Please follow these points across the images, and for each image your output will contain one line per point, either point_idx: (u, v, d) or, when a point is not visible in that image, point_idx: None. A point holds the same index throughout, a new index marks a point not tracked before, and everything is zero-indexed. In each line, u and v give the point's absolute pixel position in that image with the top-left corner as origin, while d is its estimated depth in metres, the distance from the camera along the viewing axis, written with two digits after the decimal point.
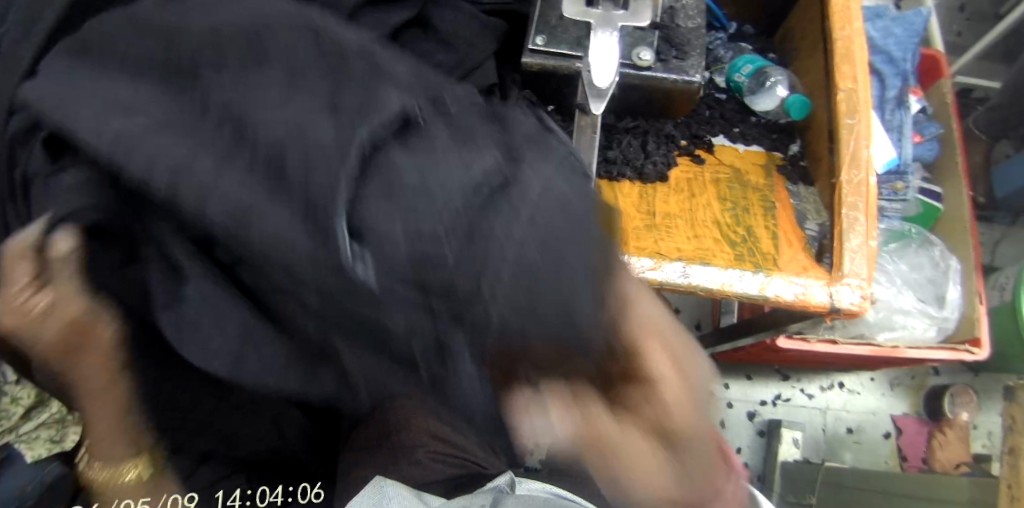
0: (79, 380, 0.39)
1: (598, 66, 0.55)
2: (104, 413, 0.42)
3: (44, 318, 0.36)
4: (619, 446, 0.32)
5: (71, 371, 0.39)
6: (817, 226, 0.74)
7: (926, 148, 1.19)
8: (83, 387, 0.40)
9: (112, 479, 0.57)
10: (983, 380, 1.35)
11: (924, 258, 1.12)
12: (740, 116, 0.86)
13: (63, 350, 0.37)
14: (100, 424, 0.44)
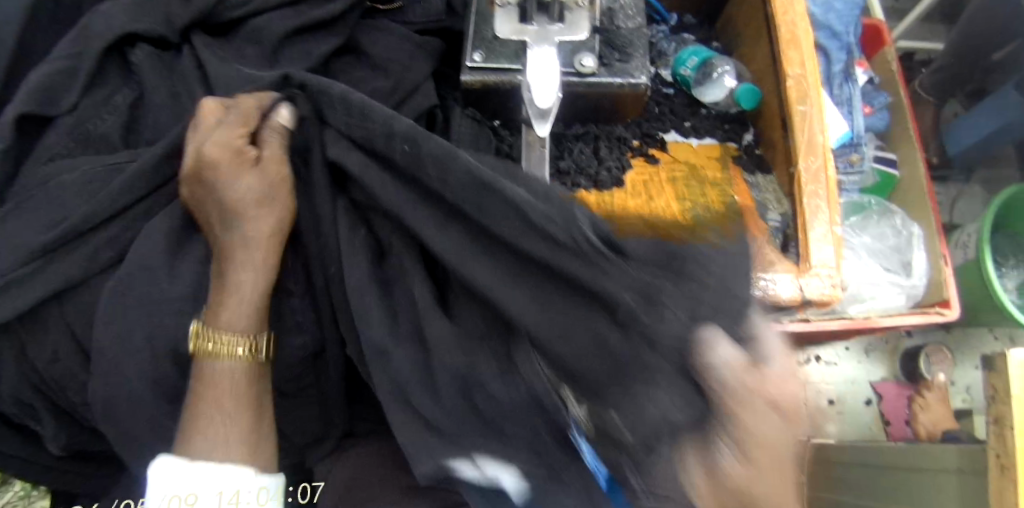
0: (263, 229, 0.57)
1: (538, 84, 0.52)
2: (263, 208, 0.58)
3: (243, 146, 0.58)
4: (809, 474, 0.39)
5: (246, 225, 0.57)
6: (779, 216, 0.73)
7: (877, 119, 1.21)
8: (269, 224, 0.58)
9: (223, 349, 0.58)
10: (956, 337, 1.37)
11: (886, 227, 1.13)
12: (690, 110, 0.85)
13: (265, 192, 0.58)
14: (263, 220, 0.58)
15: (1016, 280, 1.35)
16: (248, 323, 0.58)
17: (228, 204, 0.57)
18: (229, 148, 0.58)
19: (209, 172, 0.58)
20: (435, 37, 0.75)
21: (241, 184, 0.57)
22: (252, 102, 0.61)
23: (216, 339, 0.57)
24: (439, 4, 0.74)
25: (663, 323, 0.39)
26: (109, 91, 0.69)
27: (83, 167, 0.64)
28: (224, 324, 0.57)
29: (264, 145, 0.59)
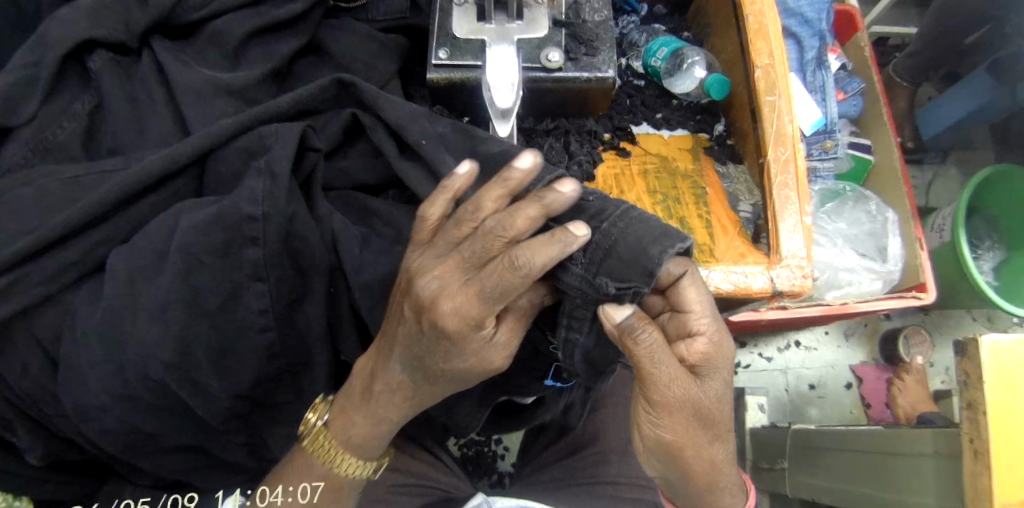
0: (439, 392, 0.57)
1: (497, 89, 0.57)
2: (451, 384, 0.56)
3: (518, 302, 0.53)
4: (666, 384, 0.51)
5: (436, 379, 0.54)
6: (750, 207, 0.75)
7: (851, 105, 1.21)
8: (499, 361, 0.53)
9: (330, 459, 0.62)
10: (934, 319, 1.38)
11: (861, 213, 1.14)
12: (662, 101, 0.85)
13: (472, 370, 0.53)
14: (450, 389, 0.57)
15: (992, 261, 1.36)
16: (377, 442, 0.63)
17: (448, 354, 0.51)
18: (473, 317, 0.48)
19: (450, 337, 0.49)
20: (398, 34, 0.75)
21: (497, 342, 0.52)
22: (534, 203, 0.49)
23: (324, 442, 0.62)
24: (404, 0, 0.74)
25: (566, 270, 0.54)
26: (68, 98, 0.68)
27: (43, 177, 0.63)
28: (341, 438, 0.61)
29: (483, 327, 0.49)
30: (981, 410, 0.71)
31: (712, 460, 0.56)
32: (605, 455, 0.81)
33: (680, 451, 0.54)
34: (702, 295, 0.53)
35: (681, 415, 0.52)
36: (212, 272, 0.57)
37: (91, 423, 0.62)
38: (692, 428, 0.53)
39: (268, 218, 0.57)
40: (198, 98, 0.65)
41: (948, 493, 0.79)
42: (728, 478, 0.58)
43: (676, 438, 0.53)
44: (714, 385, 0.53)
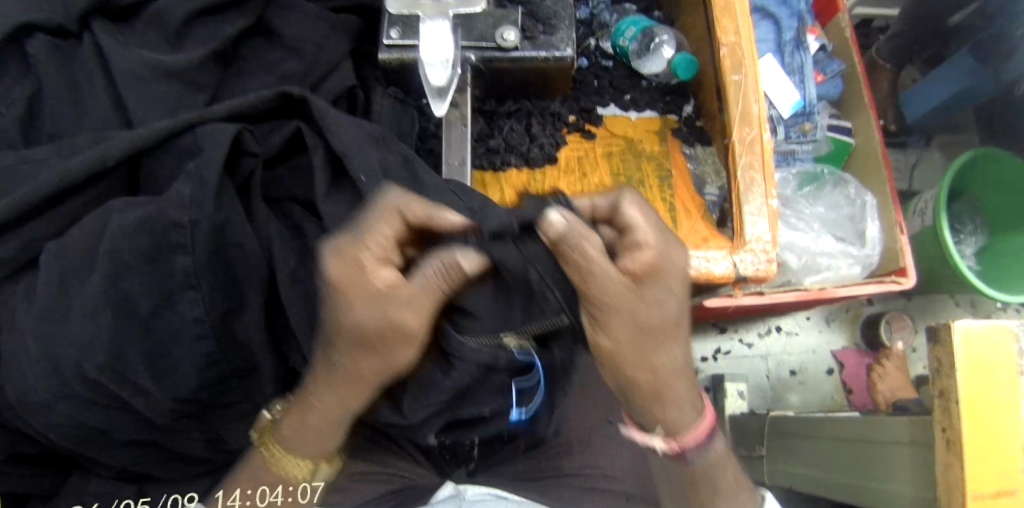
0: (356, 371, 0.53)
1: (431, 60, 0.54)
2: (361, 353, 0.51)
3: (421, 265, 0.49)
4: (603, 297, 0.49)
5: (347, 354, 0.52)
6: (716, 191, 0.76)
7: (830, 86, 1.19)
8: (408, 325, 0.49)
9: (278, 464, 0.64)
10: (917, 304, 1.37)
11: (840, 197, 1.12)
12: (631, 82, 0.83)
13: (377, 336, 0.49)
14: (367, 363, 0.52)
15: (974, 246, 1.35)
16: (312, 440, 0.62)
17: (341, 313, 0.49)
18: (354, 266, 0.48)
19: (334, 290, 0.48)
20: (351, 14, 0.72)
21: (399, 301, 0.48)
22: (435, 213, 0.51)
23: (271, 445, 0.64)
24: None
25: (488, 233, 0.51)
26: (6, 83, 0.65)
27: None
28: (281, 440, 0.63)
29: (375, 278, 0.48)
30: (954, 400, 0.69)
31: (657, 370, 0.53)
32: (567, 447, 0.82)
33: (619, 361, 0.52)
34: (646, 216, 0.50)
35: (620, 324, 0.50)
36: (140, 278, 0.55)
37: (34, 419, 0.60)
38: (634, 338, 0.51)
39: (197, 226, 0.55)
40: (138, 83, 0.63)
41: (921, 482, 0.78)
42: (678, 394, 0.55)
43: (614, 345, 0.51)
44: (657, 299, 0.50)
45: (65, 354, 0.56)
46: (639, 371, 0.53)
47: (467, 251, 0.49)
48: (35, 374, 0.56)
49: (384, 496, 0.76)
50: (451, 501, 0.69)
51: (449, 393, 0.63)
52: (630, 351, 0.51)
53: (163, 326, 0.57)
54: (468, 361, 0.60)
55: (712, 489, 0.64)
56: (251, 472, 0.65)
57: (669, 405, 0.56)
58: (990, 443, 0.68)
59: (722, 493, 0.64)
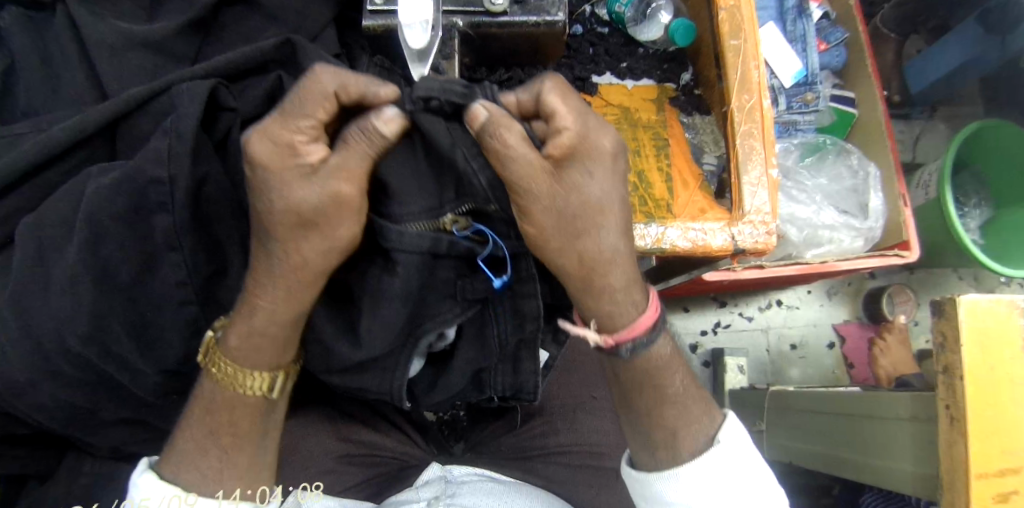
0: (298, 256, 0.49)
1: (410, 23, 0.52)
2: (302, 234, 0.48)
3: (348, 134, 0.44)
4: (526, 186, 0.46)
5: (286, 226, 0.48)
6: (715, 159, 0.75)
7: (833, 55, 1.15)
8: (344, 193, 0.45)
9: (234, 382, 0.56)
10: (919, 278, 1.35)
11: (842, 168, 1.09)
12: (627, 50, 0.80)
13: (318, 209, 0.46)
14: (309, 245, 0.48)
15: (978, 220, 1.32)
16: (262, 351, 0.55)
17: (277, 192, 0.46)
18: (281, 144, 0.45)
19: (261, 171, 0.46)
20: None
21: (333, 173, 0.45)
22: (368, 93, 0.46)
23: (221, 363, 0.56)
24: None
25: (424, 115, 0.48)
26: None
27: None
28: (230, 353, 0.55)
29: (306, 153, 0.45)
30: (958, 376, 0.67)
31: (584, 257, 0.50)
32: (550, 426, 0.80)
33: (546, 250, 0.50)
34: (565, 96, 0.47)
35: (542, 210, 0.48)
36: (119, 241, 0.53)
37: (17, 399, 0.58)
38: (558, 224, 0.49)
39: (176, 181, 0.52)
40: (113, 51, 0.60)
41: (923, 457, 0.77)
42: (612, 284, 0.52)
43: (540, 234, 0.49)
44: (579, 182, 0.48)
45: (43, 328, 0.54)
46: (567, 261, 0.51)
47: (387, 114, 0.44)
48: (14, 349, 0.55)
49: (371, 479, 0.76)
50: (435, 484, 0.68)
51: (403, 301, 0.55)
52: (557, 240, 0.49)
53: (146, 297, 0.55)
54: (410, 250, 0.53)
55: (656, 395, 0.59)
56: (200, 428, 0.58)
57: (604, 301, 0.53)
58: (995, 421, 0.67)
59: (669, 400, 0.59)
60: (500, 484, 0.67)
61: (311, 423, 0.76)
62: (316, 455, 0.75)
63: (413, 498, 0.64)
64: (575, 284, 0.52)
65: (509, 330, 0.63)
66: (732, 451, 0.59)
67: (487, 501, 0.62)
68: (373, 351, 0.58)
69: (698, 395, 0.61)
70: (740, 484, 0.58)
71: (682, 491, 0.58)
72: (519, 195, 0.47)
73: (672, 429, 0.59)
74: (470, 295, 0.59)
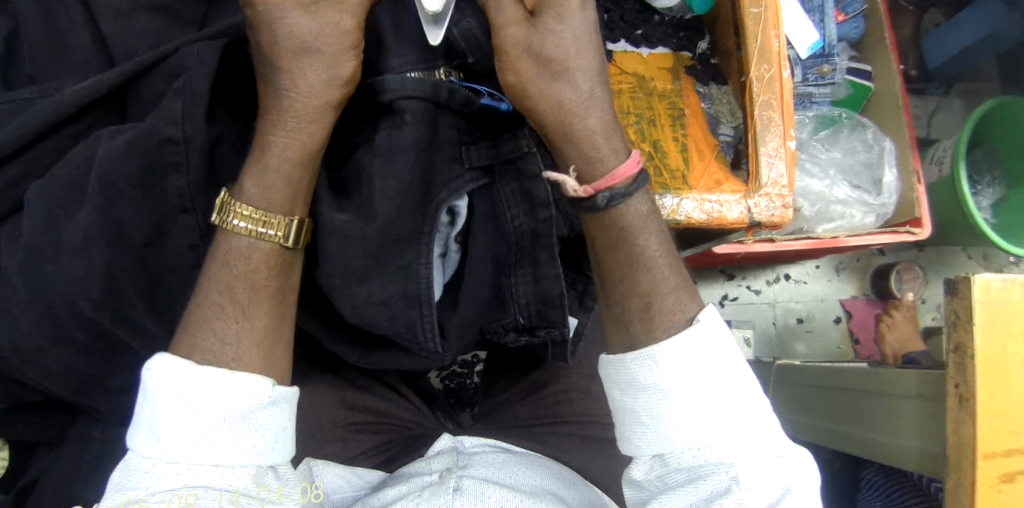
0: (299, 103, 0.50)
1: None
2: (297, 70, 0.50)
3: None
4: (504, 30, 0.50)
5: (289, 76, 0.50)
6: (731, 130, 0.75)
7: (851, 26, 1.12)
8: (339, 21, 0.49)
9: (255, 228, 0.51)
10: (929, 256, 1.34)
11: (856, 142, 1.07)
12: (642, 17, 0.78)
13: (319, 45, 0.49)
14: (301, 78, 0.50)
15: (991, 198, 1.31)
16: (281, 196, 0.51)
17: (283, 48, 0.49)
18: None
19: (260, 5, 0.49)
20: None
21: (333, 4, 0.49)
22: None
23: (242, 210, 0.51)
24: None
25: None
26: None
27: None
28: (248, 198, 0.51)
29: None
30: (969, 356, 0.67)
31: (561, 103, 0.53)
32: (567, 394, 0.80)
33: (527, 97, 0.53)
34: None
35: (520, 53, 0.51)
36: (130, 203, 0.52)
37: (28, 365, 0.58)
38: (536, 68, 0.52)
39: (190, 141, 0.52)
40: (119, 14, 0.59)
41: (929, 434, 0.77)
42: (591, 127, 0.53)
43: (520, 83, 0.52)
44: (554, 28, 0.51)
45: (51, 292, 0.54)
46: (549, 110, 0.53)
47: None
48: (22, 314, 0.55)
49: (381, 447, 0.77)
50: (449, 454, 0.68)
51: (416, 150, 0.54)
52: (538, 84, 0.52)
53: (157, 261, 0.55)
54: (414, 96, 0.53)
55: (632, 259, 0.55)
56: (217, 317, 0.51)
57: (588, 147, 0.54)
58: (1004, 401, 0.67)
59: (644, 265, 0.55)
60: (510, 457, 0.67)
61: (320, 391, 0.76)
62: (324, 424, 0.75)
63: (426, 470, 0.64)
64: (558, 137, 0.54)
65: (522, 216, 0.59)
66: (712, 333, 0.53)
67: (499, 473, 0.62)
68: (388, 220, 0.54)
69: (678, 270, 0.56)
70: (721, 380, 0.52)
71: (654, 369, 0.52)
72: (501, 41, 0.51)
73: (647, 295, 0.54)
74: (479, 161, 0.58)
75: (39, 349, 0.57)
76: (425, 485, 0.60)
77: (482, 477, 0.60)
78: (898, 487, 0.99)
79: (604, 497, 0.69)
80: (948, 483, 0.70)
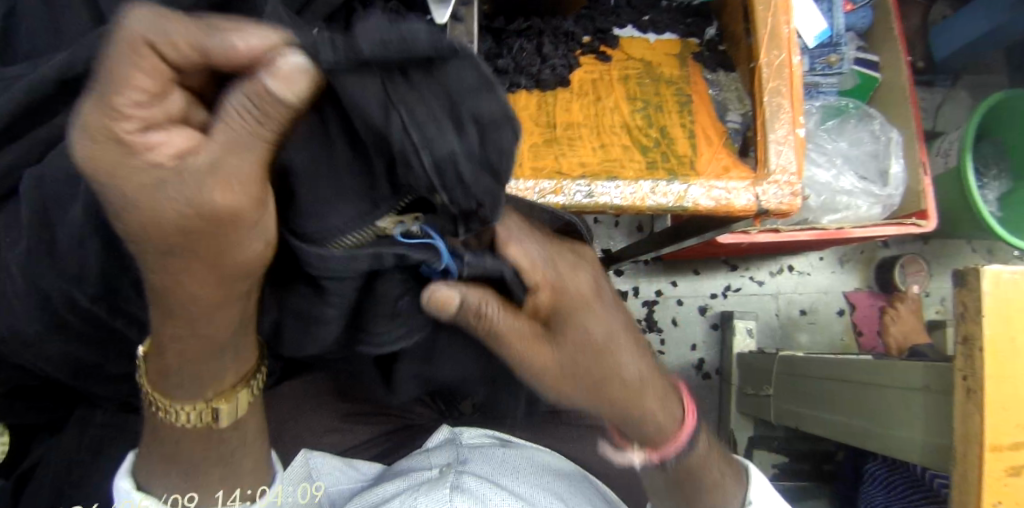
0: (180, 288, 0.36)
1: None
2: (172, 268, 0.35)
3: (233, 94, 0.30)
4: (539, 365, 0.49)
5: (168, 275, 0.35)
6: (738, 118, 0.74)
7: (859, 16, 1.11)
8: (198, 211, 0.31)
9: (173, 416, 0.48)
10: (933, 248, 1.33)
11: (864, 132, 1.07)
12: (650, 3, 0.81)
13: (190, 235, 0.32)
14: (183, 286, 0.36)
15: (997, 192, 1.30)
16: (202, 389, 0.47)
17: (148, 245, 0.33)
18: (107, 138, 0.28)
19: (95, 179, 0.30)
20: None
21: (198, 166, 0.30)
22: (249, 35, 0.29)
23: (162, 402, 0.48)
24: None
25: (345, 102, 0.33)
26: None
27: None
28: (169, 393, 0.47)
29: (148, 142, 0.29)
30: (978, 348, 0.66)
31: (622, 390, 0.52)
32: None
33: (584, 402, 0.52)
34: (525, 252, 0.50)
35: (565, 378, 0.50)
36: None
37: (27, 349, 0.58)
38: (585, 382, 0.51)
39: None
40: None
41: (935, 428, 0.76)
42: (648, 408, 0.54)
43: (572, 397, 0.51)
44: (576, 330, 0.51)
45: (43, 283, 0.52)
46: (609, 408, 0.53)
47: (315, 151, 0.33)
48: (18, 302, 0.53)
49: (379, 439, 0.76)
50: (445, 449, 0.67)
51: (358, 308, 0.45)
52: (590, 396, 0.51)
53: None
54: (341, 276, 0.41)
55: (695, 487, 0.61)
56: (162, 463, 0.51)
57: (654, 407, 0.54)
58: (1014, 395, 0.66)
59: (704, 487, 0.61)
60: (510, 449, 0.66)
61: (322, 380, 0.76)
62: (323, 413, 0.75)
63: (425, 465, 0.63)
64: (617, 423, 0.55)
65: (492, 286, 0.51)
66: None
67: (495, 472, 0.61)
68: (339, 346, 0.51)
69: (729, 463, 0.64)
70: None
71: None
72: (540, 374, 0.49)
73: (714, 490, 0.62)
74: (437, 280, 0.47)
75: (39, 336, 0.56)
76: (422, 479, 0.59)
77: (479, 474, 0.59)
78: (902, 484, 0.98)
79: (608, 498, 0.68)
80: (955, 477, 0.69)
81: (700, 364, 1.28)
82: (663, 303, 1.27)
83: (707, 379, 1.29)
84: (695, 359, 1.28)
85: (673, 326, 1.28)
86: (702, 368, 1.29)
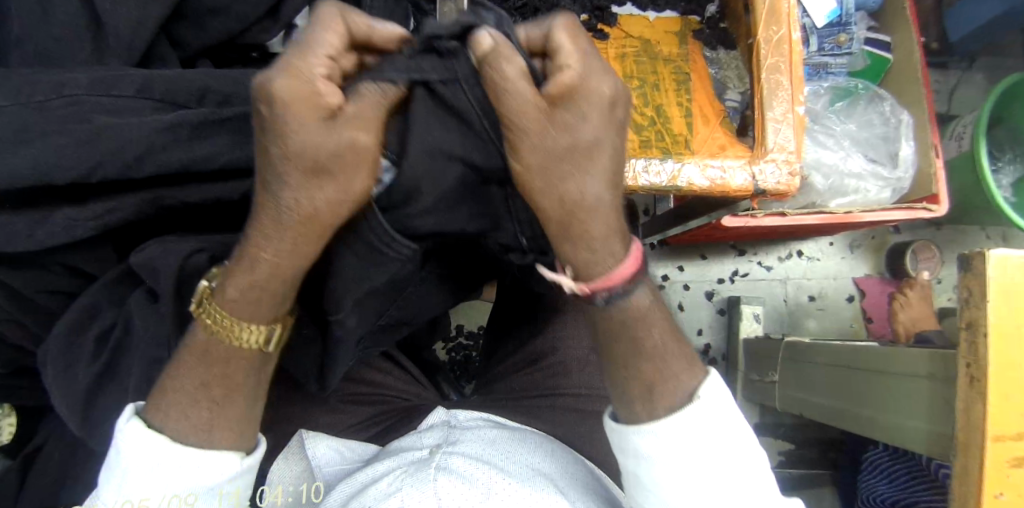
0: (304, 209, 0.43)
1: None
2: (311, 182, 0.42)
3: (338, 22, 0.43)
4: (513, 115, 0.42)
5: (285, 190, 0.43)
6: (737, 97, 0.78)
7: None
8: (365, 145, 0.42)
9: (228, 333, 0.50)
10: (946, 234, 1.31)
11: (873, 114, 1.04)
12: None
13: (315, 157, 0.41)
14: (320, 191, 0.43)
15: (1011, 176, 1.26)
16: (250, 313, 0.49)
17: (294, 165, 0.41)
18: (301, 79, 0.40)
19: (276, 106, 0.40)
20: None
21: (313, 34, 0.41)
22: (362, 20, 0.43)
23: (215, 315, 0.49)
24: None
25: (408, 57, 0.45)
26: None
27: None
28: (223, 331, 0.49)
29: (323, 93, 0.40)
30: (983, 334, 0.65)
31: (565, 201, 0.45)
32: (565, 366, 0.79)
33: (530, 188, 0.45)
34: (575, 37, 0.43)
35: (532, 146, 0.43)
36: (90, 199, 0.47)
37: None
38: (548, 162, 0.44)
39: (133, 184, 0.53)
40: None
41: (939, 414, 0.75)
42: (590, 232, 0.46)
43: (526, 171, 0.44)
44: (570, 123, 0.43)
45: None
46: (547, 198, 0.45)
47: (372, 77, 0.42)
48: None
49: (375, 419, 0.76)
50: (439, 430, 0.67)
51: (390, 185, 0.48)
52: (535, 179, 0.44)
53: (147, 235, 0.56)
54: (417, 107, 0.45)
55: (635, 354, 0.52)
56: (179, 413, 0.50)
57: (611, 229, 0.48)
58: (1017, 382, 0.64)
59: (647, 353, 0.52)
60: (507, 431, 0.66)
61: None
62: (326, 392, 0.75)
63: (417, 445, 0.63)
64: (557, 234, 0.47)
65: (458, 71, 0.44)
66: (711, 409, 0.52)
67: (489, 449, 0.60)
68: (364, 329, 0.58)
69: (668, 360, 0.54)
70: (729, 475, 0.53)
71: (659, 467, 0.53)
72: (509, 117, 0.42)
73: (652, 383, 0.52)
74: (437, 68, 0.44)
75: None
76: (414, 457, 0.59)
77: (471, 454, 0.58)
78: (906, 472, 0.97)
79: (608, 484, 0.67)
80: (957, 467, 0.68)
81: (707, 349, 1.27)
82: (669, 287, 1.26)
83: (713, 364, 1.28)
84: (702, 344, 1.27)
85: (681, 310, 1.26)
86: (708, 353, 1.28)
